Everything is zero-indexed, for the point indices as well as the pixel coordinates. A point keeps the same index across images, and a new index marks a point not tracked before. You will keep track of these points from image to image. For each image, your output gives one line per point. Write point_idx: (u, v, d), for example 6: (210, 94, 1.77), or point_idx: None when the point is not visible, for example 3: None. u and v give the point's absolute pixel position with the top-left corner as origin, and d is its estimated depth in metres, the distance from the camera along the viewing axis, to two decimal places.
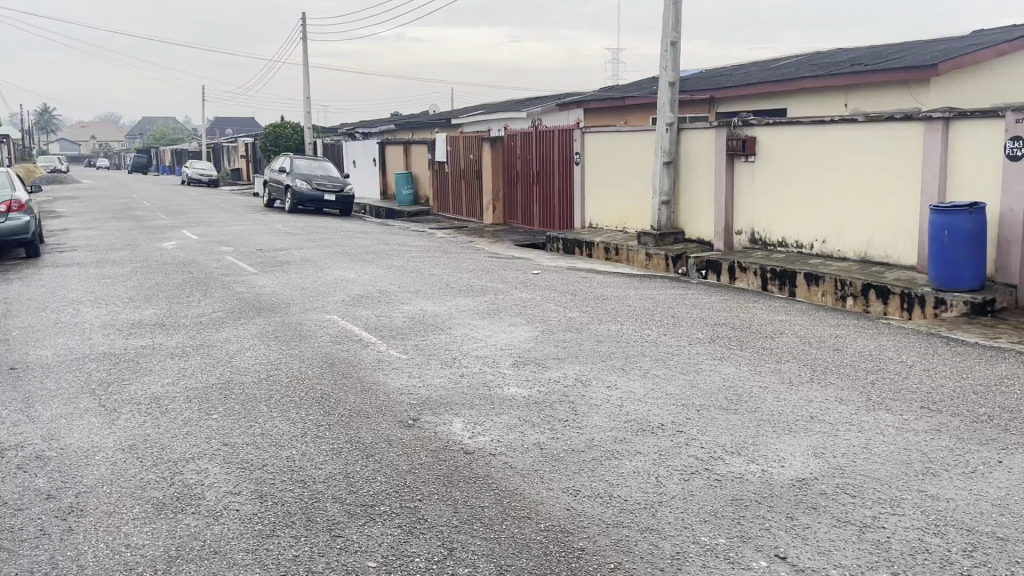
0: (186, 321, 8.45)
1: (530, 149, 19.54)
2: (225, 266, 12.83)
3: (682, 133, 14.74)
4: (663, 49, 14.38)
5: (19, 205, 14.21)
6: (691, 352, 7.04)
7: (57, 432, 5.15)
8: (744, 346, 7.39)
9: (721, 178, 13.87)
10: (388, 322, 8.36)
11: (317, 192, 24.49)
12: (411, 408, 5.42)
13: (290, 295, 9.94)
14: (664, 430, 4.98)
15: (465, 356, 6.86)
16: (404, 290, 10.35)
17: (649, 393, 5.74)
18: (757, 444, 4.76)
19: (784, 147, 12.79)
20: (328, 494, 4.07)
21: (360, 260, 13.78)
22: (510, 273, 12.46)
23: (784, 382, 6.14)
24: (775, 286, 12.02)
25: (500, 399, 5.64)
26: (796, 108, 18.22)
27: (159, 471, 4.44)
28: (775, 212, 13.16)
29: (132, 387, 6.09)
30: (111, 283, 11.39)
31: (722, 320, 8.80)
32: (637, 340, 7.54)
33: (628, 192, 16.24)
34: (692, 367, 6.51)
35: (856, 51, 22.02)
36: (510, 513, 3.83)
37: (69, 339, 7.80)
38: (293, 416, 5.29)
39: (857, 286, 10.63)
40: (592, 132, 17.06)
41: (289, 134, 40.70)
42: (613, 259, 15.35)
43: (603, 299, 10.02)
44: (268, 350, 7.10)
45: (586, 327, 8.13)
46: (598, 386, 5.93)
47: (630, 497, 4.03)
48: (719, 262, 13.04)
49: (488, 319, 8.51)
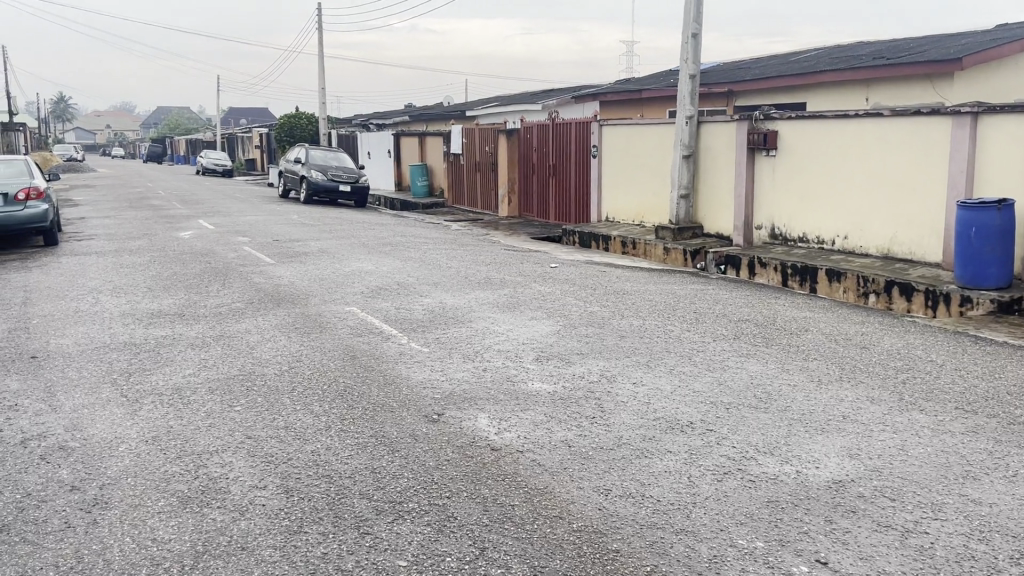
0: (205, 312, 8.41)
1: (546, 140, 19.42)
2: (242, 256, 12.80)
3: (702, 126, 14.59)
4: (684, 41, 14.23)
5: (37, 192, 14.22)
6: (716, 349, 6.94)
7: (79, 422, 5.10)
8: (769, 343, 7.28)
9: (741, 171, 13.72)
10: (408, 314, 8.29)
11: (332, 182, 24.45)
12: (435, 403, 5.35)
13: (309, 286, 9.88)
14: (694, 429, 4.88)
15: (488, 350, 6.79)
16: (423, 282, 10.28)
17: (676, 391, 5.65)
18: (790, 444, 4.66)
19: (806, 141, 12.63)
20: (354, 491, 4.01)
21: (377, 251, 13.71)
22: (528, 266, 12.36)
23: (814, 380, 6.03)
24: (795, 282, 11.88)
25: (525, 395, 5.56)
26: (816, 102, 18.02)
27: (183, 463, 4.38)
28: (796, 207, 13.01)
29: (154, 377, 6.04)
30: (129, 272, 11.37)
31: (745, 316, 8.69)
32: (660, 335, 7.45)
33: (645, 186, 16.11)
34: (719, 364, 6.41)
35: (877, 45, 21.78)
36: (541, 513, 3.76)
37: (90, 328, 7.77)
38: (317, 409, 5.23)
39: (880, 283, 10.48)
40: (610, 125, 16.92)
41: (304, 124, 40.73)
42: (630, 253, 15.23)
43: (623, 293, 9.92)
44: (289, 342, 7.05)
45: (608, 321, 8.04)
46: (623, 382, 5.84)
47: (663, 497, 3.95)
48: (739, 257, 12.90)
49: (509, 313, 8.43)
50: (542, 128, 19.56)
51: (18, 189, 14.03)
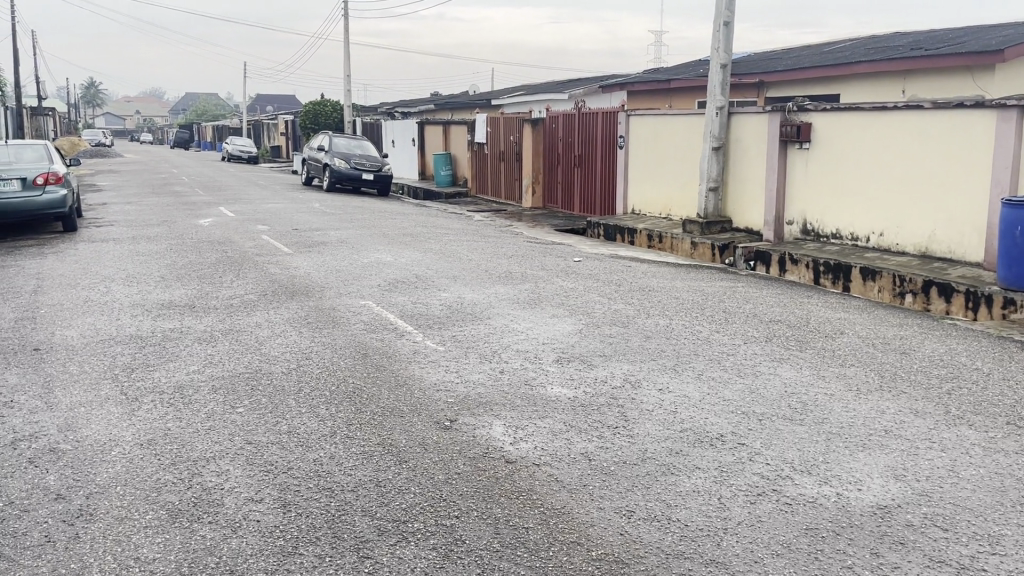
0: (217, 303, 8.17)
1: (572, 131, 19.04)
2: (260, 246, 12.56)
3: (733, 117, 14.15)
4: (715, 30, 13.81)
5: (56, 177, 14.09)
6: (747, 353, 6.57)
7: (74, 423, 4.85)
8: (803, 347, 6.90)
9: (772, 165, 13.28)
10: (425, 309, 7.99)
11: (355, 171, 24.21)
12: (447, 408, 5.04)
13: (325, 278, 9.62)
14: (724, 443, 4.55)
15: (506, 350, 6.47)
16: (442, 276, 9.98)
17: (704, 399, 5.31)
18: (830, 461, 4.31)
19: (841, 134, 12.17)
20: (356, 507, 3.71)
21: (397, 242, 13.42)
22: (550, 259, 12.02)
23: (851, 390, 5.65)
24: (828, 280, 11.44)
25: (544, 400, 5.25)
26: (849, 94, 17.49)
27: (176, 471, 4.12)
28: (829, 203, 12.54)
29: (157, 374, 5.80)
30: (144, 261, 11.16)
31: (777, 317, 8.31)
32: (688, 337, 7.10)
33: (673, 178, 15.69)
34: (750, 370, 6.04)
35: (913, 35, 21.15)
36: (557, 538, 3.44)
37: (98, 319, 7.54)
38: (324, 412, 4.96)
39: (917, 282, 10.03)
40: (638, 115, 16.51)
41: (329, 111, 40.62)
42: (655, 247, 14.85)
43: (649, 290, 9.56)
44: (300, 338, 6.77)
45: (632, 321, 7.69)
46: (649, 389, 5.50)
47: (692, 522, 3.62)
48: (769, 253, 12.48)
49: (529, 309, 8.10)
50: (568, 118, 19.17)
51: (37, 174, 13.89)
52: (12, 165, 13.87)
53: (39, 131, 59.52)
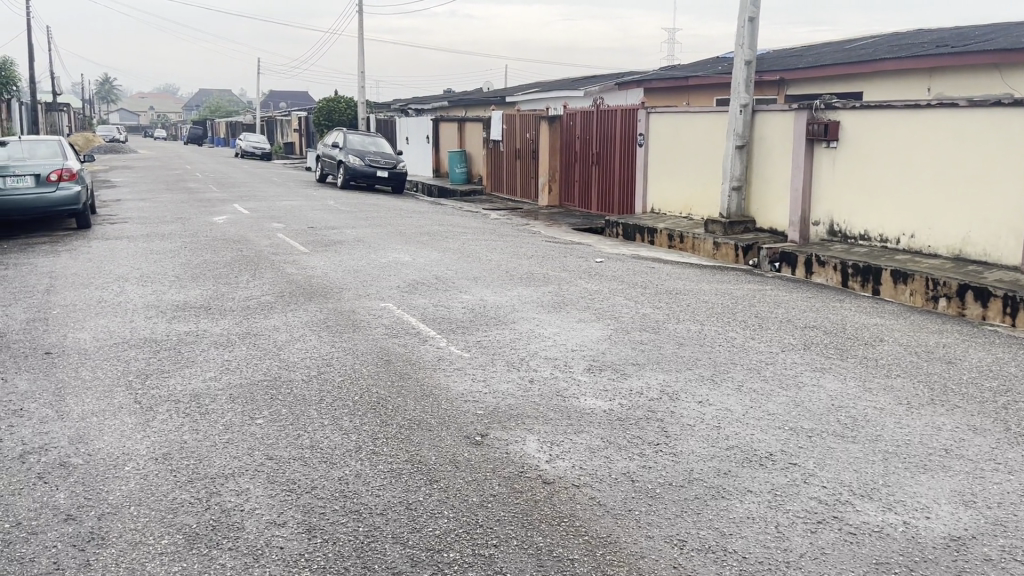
0: (233, 305, 7.93)
1: (590, 128, 18.73)
2: (275, 244, 12.33)
3: (757, 115, 13.82)
4: (740, 26, 13.48)
5: (70, 173, 13.91)
6: (787, 362, 6.28)
7: (85, 434, 4.62)
8: (845, 356, 6.59)
9: (798, 164, 12.94)
10: (447, 313, 7.73)
11: (370, 168, 23.97)
12: (478, 421, 4.77)
13: (343, 279, 9.37)
14: (774, 462, 4.26)
15: (535, 357, 6.19)
16: (463, 277, 9.72)
17: (749, 413, 5.02)
18: (892, 484, 4.02)
19: (870, 133, 11.82)
20: (386, 533, 3.45)
21: (414, 241, 13.17)
22: (571, 260, 11.74)
23: (902, 403, 5.34)
24: (856, 283, 11.10)
25: (578, 413, 4.97)
26: (874, 92, 17.10)
27: (193, 490, 3.87)
28: (857, 203, 12.19)
29: (172, 381, 5.55)
30: (158, 260, 10.95)
31: (812, 323, 7.99)
32: (722, 344, 6.81)
33: (694, 177, 15.36)
34: (793, 382, 5.74)
35: (938, 32, 20.74)
36: (605, 572, 3.17)
37: (111, 321, 7.33)
38: (349, 424, 4.71)
39: (952, 286, 9.69)
40: (658, 113, 16.19)
41: (342, 108, 40.44)
42: (676, 247, 14.54)
43: (676, 293, 9.25)
44: (319, 342, 6.52)
45: (663, 326, 7.40)
46: (688, 401, 5.21)
47: (750, 553, 3.34)
48: (795, 254, 12.15)
49: (554, 313, 7.82)
50: (586, 116, 18.87)
51: (51, 170, 13.70)
52: (26, 161, 13.68)
53: (53, 126, 59.54)
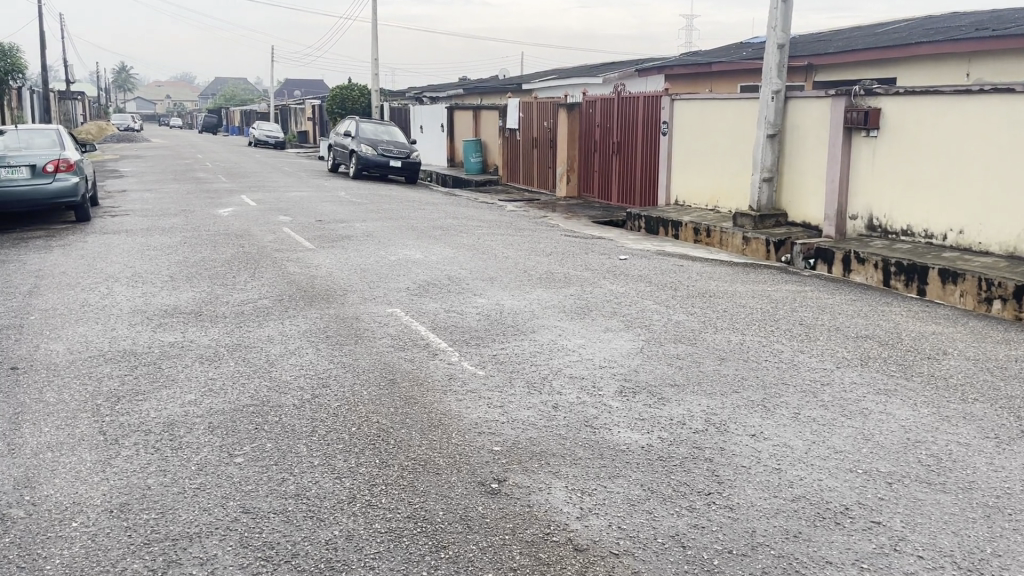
0: (227, 311, 7.25)
1: (611, 116, 17.91)
2: (280, 240, 11.65)
3: (790, 102, 12.96)
4: (773, 7, 12.61)
5: (67, 164, 13.25)
6: (846, 383, 5.52)
7: (33, 477, 3.94)
8: (909, 375, 5.80)
9: (835, 153, 12.06)
10: (460, 320, 7.01)
11: (382, 157, 23.26)
12: (495, 462, 4.05)
13: (348, 279, 8.65)
14: (852, 521, 3.54)
15: (558, 377, 5.45)
16: (478, 278, 8.97)
17: (812, 452, 4.29)
18: (1003, 554, 3.29)
19: (915, 121, 10.94)
20: None
21: (427, 236, 12.45)
22: (594, 257, 10.98)
23: (990, 438, 4.57)
24: (899, 282, 10.28)
25: (612, 450, 4.24)
26: (909, 78, 16.18)
27: (149, 558, 3.20)
28: (898, 196, 11.32)
29: (146, 406, 4.86)
30: (154, 257, 10.29)
31: (863, 332, 7.21)
32: (769, 359, 6.06)
33: (721, 167, 14.53)
34: (857, 410, 4.98)
35: (975, 15, 19.75)
36: None
37: (91, 329, 6.65)
38: (344, 464, 4.02)
39: (1009, 287, 8.86)
40: (683, 99, 15.35)
41: (356, 96, 39.77)
42: (703, 242, 13.75)
43: (711, 296, 8.48)
44: (317, 357, 5.82)
45: (699, 337, 6.64)
46: (739, 436, 4.49)
47: None
48: (832, 250, 11.34)
49: (579, 321, 7.08)
50: (607, 103, 18.04)
51: (47, 161, 13.07)
52: (22, 151, 13.06)
53: (66, 115, 59.00)
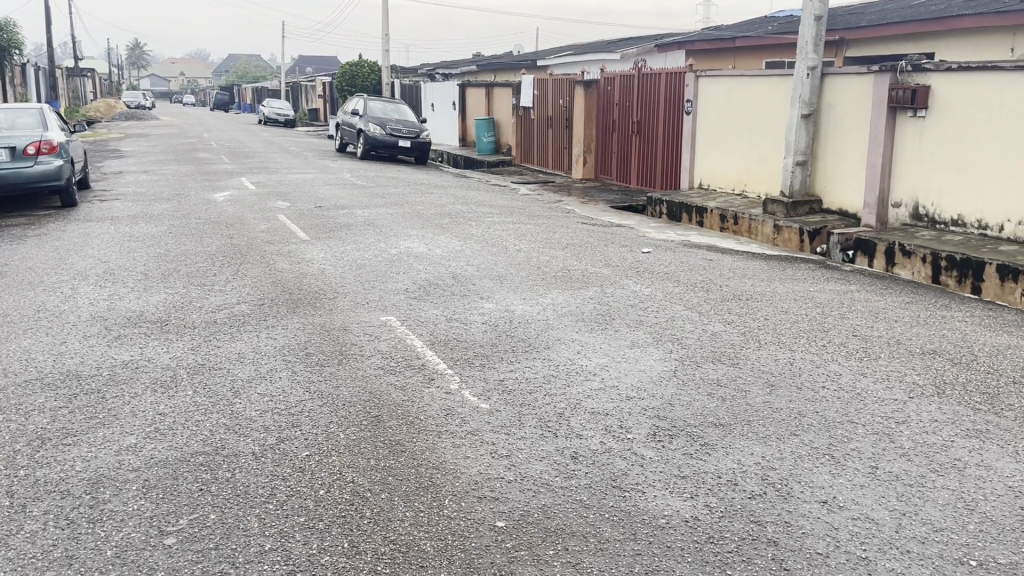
0: (197, 319, 6.36)
1: (630, 93, 16.82)
2: (272, 229, 10.73)
3: (828, 79, 11.81)
4: None
5: (50, 146, 12.30)
6: (925, 421, 4.57)
7: None
8: (1000, 410, 4.81)
9: (876, 136, 10.95)
10: (463, 331, 6.07)
11: (391, 136, 22.28)
12: (495, 550, 3.12)
13: (341, 279, 7.74)
14: None
15: (577, 414, 4.50)
16: (486, 276, 8.03)
17: (904, 530, 3.34)
18: None
19: (970, 102, 9.79)
20: None
21: (433, 225, 11.50)
22: (615, 251, 10.01)
23: None
24: (950, 279, 9.22)
25: (649, 527, 3.32)
26: (948, 53, 14.99)
27: None
28: (948, 183, 10.21)
29: (72, 455, 3.97)
30: (132, 250, 9.39)
31: (929, 347, 6.25)
32: (827, 386, 5.10)
33: (750, 149, 13.44)
34: (948, 463, 4.02)
35: None
36: None
37: (37, 343, 5.77)
38: (302, 551, 3.12)
39: None
40: (709, 76, 14.28)
41: (366, 73, 38.71)
42: (730, 230, 12.71)
43: (748, 299, 7.51)
44: (292, 383, 4.91)
45: (741, 355, 5.69)
46: (808, 503, 3.55)
47: None
48: (873, 242, 10.28)
49: (601, 334, 6.12)
50: (626, 79, 16.94)
51: (28, 143, 12.13)
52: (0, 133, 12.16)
53: (75, 93, 58.16)
